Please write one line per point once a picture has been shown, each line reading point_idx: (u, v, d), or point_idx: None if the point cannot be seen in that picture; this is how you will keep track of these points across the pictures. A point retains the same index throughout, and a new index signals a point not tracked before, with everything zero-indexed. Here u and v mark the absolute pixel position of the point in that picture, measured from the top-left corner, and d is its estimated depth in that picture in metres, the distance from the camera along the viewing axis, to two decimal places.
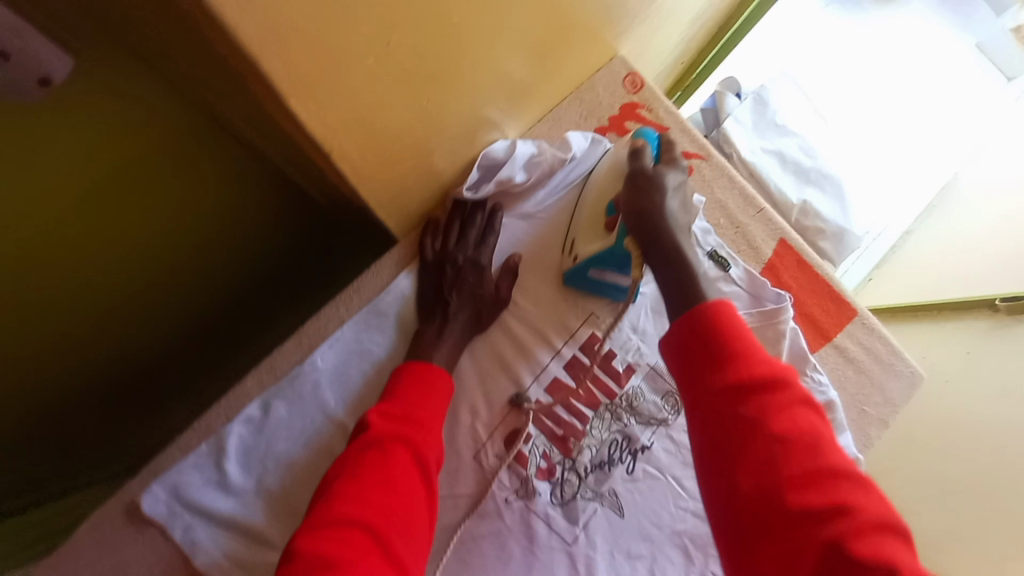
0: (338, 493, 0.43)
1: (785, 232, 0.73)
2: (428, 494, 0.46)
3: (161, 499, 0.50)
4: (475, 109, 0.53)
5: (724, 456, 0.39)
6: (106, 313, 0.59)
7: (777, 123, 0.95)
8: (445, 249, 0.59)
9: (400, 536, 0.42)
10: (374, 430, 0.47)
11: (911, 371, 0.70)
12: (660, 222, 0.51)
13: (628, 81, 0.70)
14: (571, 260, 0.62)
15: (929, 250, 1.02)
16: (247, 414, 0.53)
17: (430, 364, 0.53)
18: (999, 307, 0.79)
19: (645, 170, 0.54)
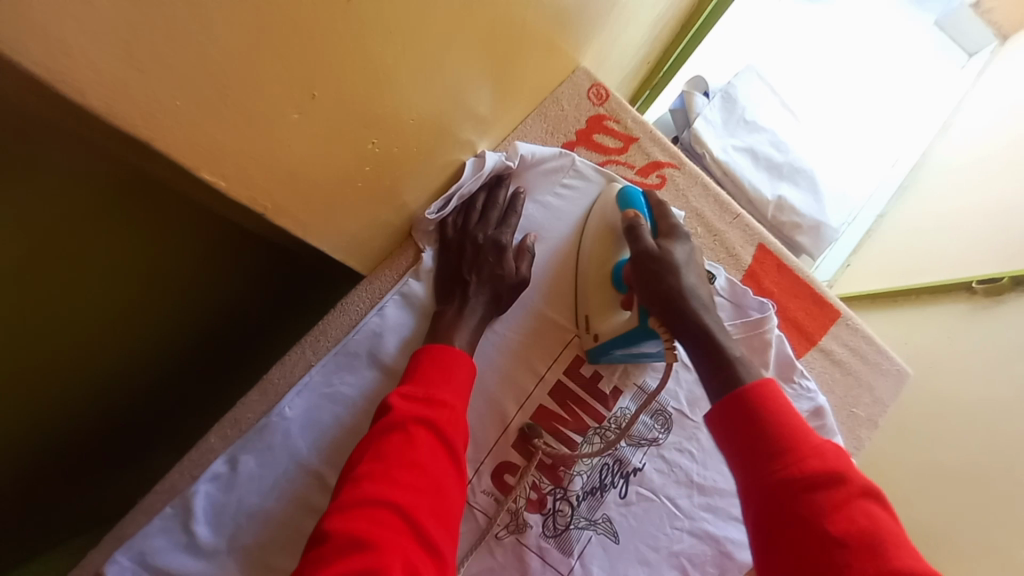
0: (365, 474, 0.44)
1: (764, 237, 0.71)
2: (456, 475, 0.47)
3: (127, 567, 0.53)
4: (426, 143, 0.53)
5: (784, 550, 0.41)
6: (119, 370, 0.62)
7: (745, 120, 1.06)
8: (467, 229, 0.64)
9: (430, 514, 0.44)
10: (396, 412, 0.48)
11: (897, 369, 0.70)
12: (677, 302, 0.53)
13: (592, 94, 0.70)
14: (591, 338, 0.64)
15: (911, 243, 1.20)
16: (215, 471, 0.56)
17: (451, 346, 0.55)
18: (977, 289, 0.97)
19: (651, 252, 0.55)
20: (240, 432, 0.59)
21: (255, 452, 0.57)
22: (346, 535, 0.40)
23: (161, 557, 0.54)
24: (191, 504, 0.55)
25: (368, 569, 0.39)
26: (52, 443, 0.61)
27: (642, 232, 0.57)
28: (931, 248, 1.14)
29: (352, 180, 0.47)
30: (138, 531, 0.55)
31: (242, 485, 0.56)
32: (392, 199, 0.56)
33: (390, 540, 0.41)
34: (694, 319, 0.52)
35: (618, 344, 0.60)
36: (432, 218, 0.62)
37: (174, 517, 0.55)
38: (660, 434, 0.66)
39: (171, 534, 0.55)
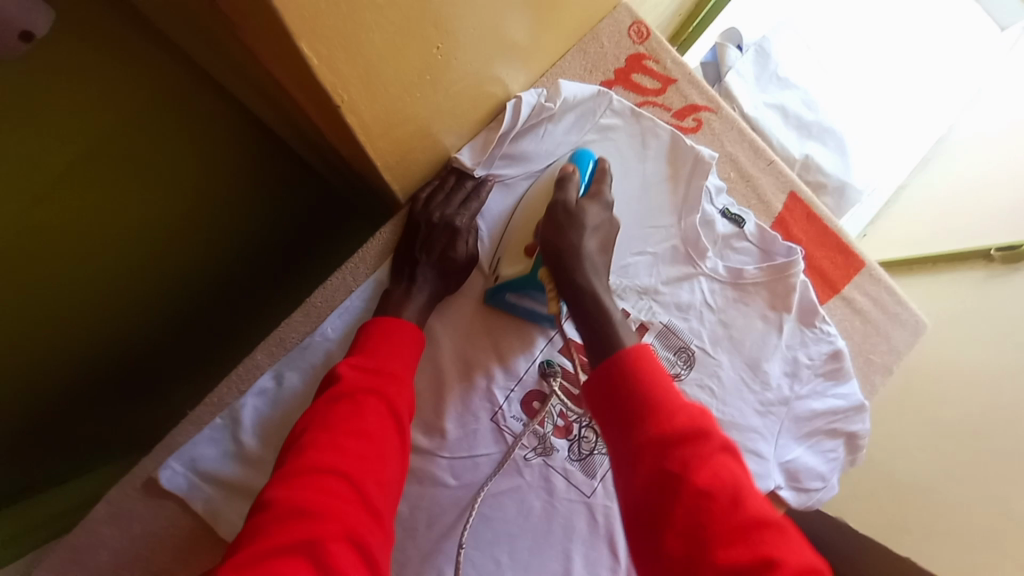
0: (312, 442, 0.47)
1: (796, 184, 0.71)
2: (400, 443, 0.50)
3: (178, 472, 0.57)
4: (468, 64, 0.53)
5: (648, 517, 0.41)
6: (142, 267, 0.69)
7: (778, 76, 1.05)
8: (429, 206, 0.62)
9: (374, 481, 0.46)
10: (345, 383, 0.51)
11: (915, 319, 0.72)
12: (565, 254, 0.55)
13: (633, 32, 0.68)
14: (492, 279, 0.64)
15: (926, 212, 1.22)
16: (261, 386, 0.60)
17: (400, 321, 0.57)
18: (994, 257, 0.98)
19: (566, 204, 0.57)
20: (284, 350, 0.61)
21: (299, 370, 0.60)
22: (288, 502, 0.43)
23: (212, 463, 0.58)
24: (238, 415, 0.59)
25: (309, 536, 0.41)
26: (129, 328, 0.73)
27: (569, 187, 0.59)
28: (953, 217, 1.14)
29: (398, 94, 0.48)
30: (190, 440, 0.58)
31: (287, 400, 0.60)
32: (435, 125, 0.56)
33: (338, 507, 0.44)
34: (579, 275, 0.54)
35: (513, 287, 0.61)
36: (462, 160, 0.62)
37: (223, 427, 0.59)
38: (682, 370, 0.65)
39: (220, 443, 0.59)
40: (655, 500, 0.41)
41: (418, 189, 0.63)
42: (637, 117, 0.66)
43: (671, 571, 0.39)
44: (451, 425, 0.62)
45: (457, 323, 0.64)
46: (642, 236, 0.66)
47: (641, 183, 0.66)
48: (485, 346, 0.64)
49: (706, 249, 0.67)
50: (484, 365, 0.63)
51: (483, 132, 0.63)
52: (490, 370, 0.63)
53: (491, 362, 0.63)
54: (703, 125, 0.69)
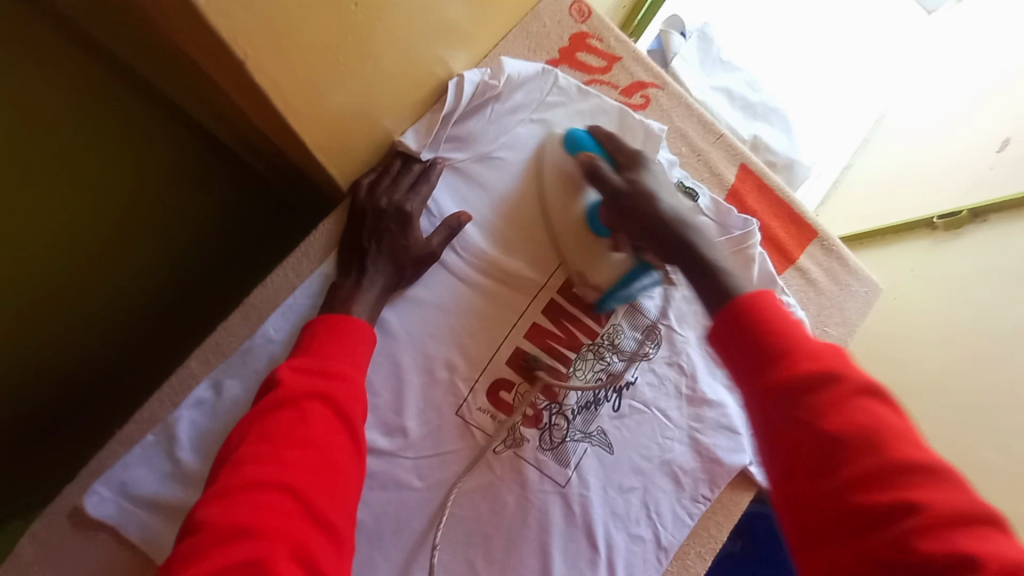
0: (249, 456, 0.42)
1: (745, 157, 0.71)
2: (354, 448, 0.46)
3: (107, 499, 0.52)
4: (407, 43, 0.50)
5: (792, 455, 0.40)
6: (80, 298, 0.60)
7: (722, 60, 1.06)
8: (374, 191, 0.57)
9: (323, 491, 0.42)
10: (285, 387, 0.46)
11: (866, 289, 0.72)
12: (670, 218, 0.55)
13: (575, 11, 0.67)
14: (593, 292, 0.63)
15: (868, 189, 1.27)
16: (198, 397, 0.55)
17: (349, 317, 0.52)
18: (938, 224, 1.04)
19: (616, 186, 0.57)
20: (221, 356, 0.56)
21: (239, 377, 0.56)
22: (223, 522, 0.39)
23: (146, 485, 0.53)
24: (173, 430, 0.54)
25: (248, 558, 0.37)
26: (72, 363, 0.64)
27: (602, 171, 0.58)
28: (897, 190, 1.19)
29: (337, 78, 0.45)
30: (118, 461, 0.53)
31: (227, 410, 0.55)
32: (377, 110, 0.53)
33: (282, 523, 0.40)
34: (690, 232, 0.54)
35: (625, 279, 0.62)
36: (409, 145, 0.58)
37: (156, 445, 0.54)
38: (651, 350, 0.66)
39: (155, 463, 0.54)
40: (794, 439, 0.40)
41: (363, 175, 0.58)
42: (583, 95, 0.65)
43: (808, 512, 0.39)
44: (412, 422, 0.58)
45: (414, 315, 0.59)
46: None
47: None
48: (448, 339, 0.60)
49: None
50: (444, 356, 0.60)
51: (427, 114, 0.59)
52: (451, 362, 0.60)
53: (451, 352, 0.60)
54: (651, 102, 0.69)
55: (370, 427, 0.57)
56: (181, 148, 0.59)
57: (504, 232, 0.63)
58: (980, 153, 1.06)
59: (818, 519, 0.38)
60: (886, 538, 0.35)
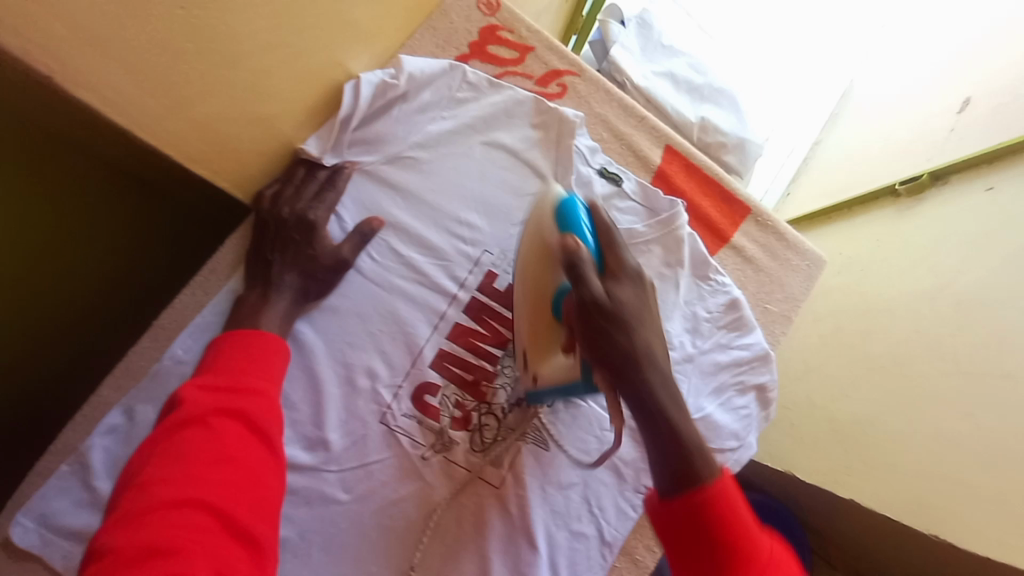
0: (157, 478, 0.41)
1: (670, 137, 0.69)
2: (273, 460, 0.46)
3: (32, 529, 0.52)
4: (278, 43, 0.50)
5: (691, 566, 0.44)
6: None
7: (664, 45, 1.04)
8: (275, 202, 0.56)
9: (243, 505, 0.42)
10: (190, 404, 0.45)
11: (810, 260, 0.71)
12: (635, 361, 0.46)
13: (483, 4, 0.66)
14: (531, 379, 0.57)
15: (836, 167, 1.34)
16: (112, 424, 0.55)
17: (261, 331, 0.52)
18: (901, 191, 1.06)
19: (603, 302, 0.45)
20: (134, 380, 0.56)
21: (152, 401, 0.55)
22: (130, 550, 0.37)
23: (64, 516, 0.52)
24: (87, 459, 0.53)
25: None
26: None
27: (590, 277, 0.45)
28: (870, 166, 1.20)
29: (195, 82, 0.45)
30: (36, 493, 0.53)
31: (142, 435, 0.54)
32: (262, 117, 0.53)
33: (201, 543, 0.39)
34: (648, 389, 0.47)
35: (552, 392, 0.54)
36: (310, 151, 0.58)
37: (72, 475, 0.53)
38: None
39: (72, 493, 0.53)
40: (687, 522, 0.44)
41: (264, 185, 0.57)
42: (495, 88, 0.64)
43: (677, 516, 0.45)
44: (334, 435, 0.57)
45: (328, 324, 0.58)
46: (518, 205, 0.64)
47: (509, 151, 0.64)
48: (368, 345, 0.59)
49: None
50: (364, 363, 0.59)
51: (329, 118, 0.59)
52: (372, 369, 0.59)
53: (372, 359, 0.59)
54: (568, 90, 0.67)
55: (290, 442, 0.56)
56: (56, 172, 0.51)
57: (419, 233, 0.61)
58: (943, 114, 1.07)
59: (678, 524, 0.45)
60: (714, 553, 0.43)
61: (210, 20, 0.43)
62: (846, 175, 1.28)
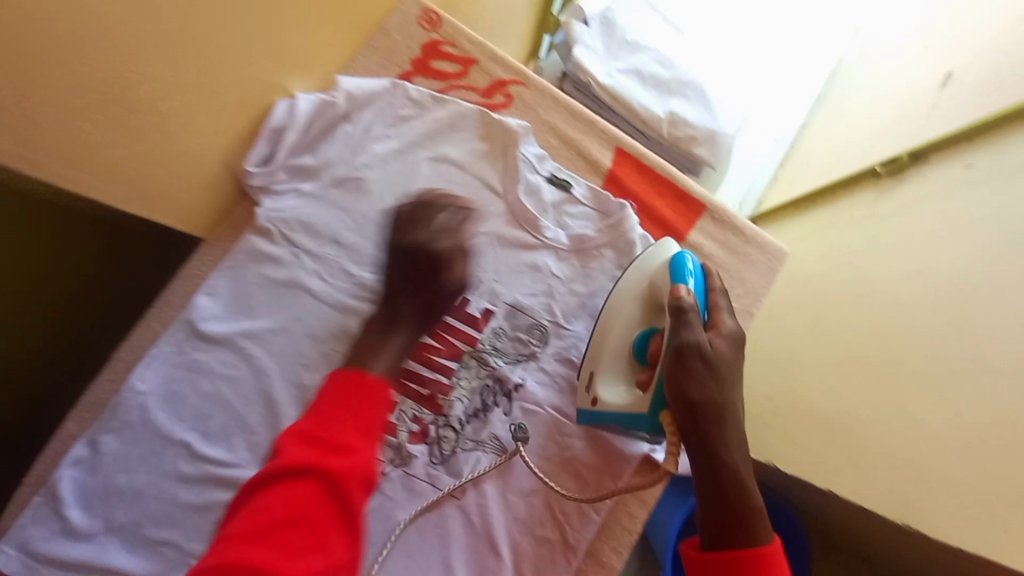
0: (241, 529, 0.47)
1: (620, 139, 0.70)
2: (337, 518, 0.49)
3: (14, 557, 0.55)
4: (190, 79, 0.51)
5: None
6: None
7: (628, 41, 1.04)
8: (422, 241, 0.61)
9: (303, 573, 0.45)
10: (284, 454, 0.50)
11: (773, 254, 0.71)
12: (716, 411, 0.55)
13: (424, 20, 0.67)
14: (588, 399, 0.62)
15: (821, 153, 1.31)
16: (76, 456, 0.57)
17: (356, 373, 0.54)
18: (881, 173, 1.03)
19: (701, 348, 0.55)
20: (95, 414, 0.60)
21: (114, 432, 0.58)
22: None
23: (41, 544, 0.55)
24: (57, 491, 0.56)
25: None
26: None
27: (693, 322, 0.56)
28: (856, 147, 1.17)
29: (89, 117, 0.45)
30: (17, 522, 0.55)
31: (106, 465, 0.57)
32: (187, 152, 0.54)
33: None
34: (721, 443, 0.54)
35: (617, 418, 0.60)
36: (250, 174, 0.59)
37: (44, 506, 0.56)
38: (538, 348, 0.65)
39: (47, 522, 0.56)
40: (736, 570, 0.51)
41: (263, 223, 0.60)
42: (438, 103, 0.65)
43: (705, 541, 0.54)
44: None
45: (280, 346, 0.61)
46: (468, 218, 0.65)
47: (457, 165, 0.65)
48: (323, 364, 0.61)
49: (535, 218, 0.65)
50: (318, 384, 0.61)
51: (263, 129, 0.59)
52: None
53: (327, 379, 0.60)
54: (514, 99, 0.68)
55: (245, 463, 0.60)
56: None
57: (373, 252, 0.63)
58: (924, 90, 1.05)
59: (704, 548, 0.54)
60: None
61: (117, 63, 0.45)
62: (830, 158, 1.26)
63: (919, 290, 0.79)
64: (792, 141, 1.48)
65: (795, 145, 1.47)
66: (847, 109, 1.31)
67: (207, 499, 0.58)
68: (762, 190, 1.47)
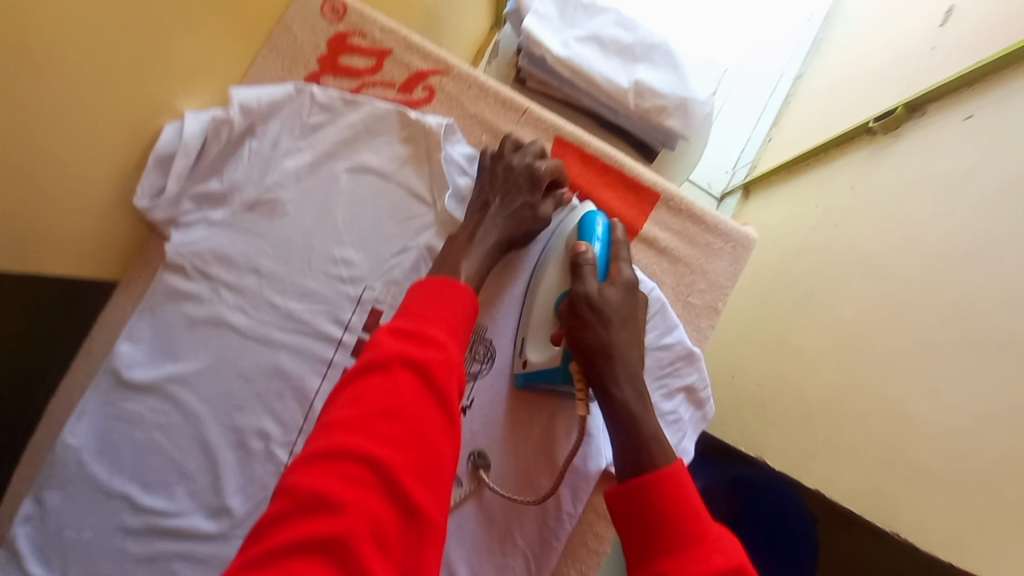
0: (337, 419, 0.38)
1: (558, 127, 0.65)
2: (451, 427, 0.40)
3: None
4: (91, 125, 0.46)
5: (637, 559, 0.41)
6: None
7: (583, 5, 0.94)
8: (501, 157, 0.60)
9: (414, 471, 0.37)
10: (380, 348, 0.41)
11: (739, 241, 0.65)
12: (604, 352, 0.51)
13: (327, 11, 0.63)
14: (520, 363, 0.60)
15: (814, 107, 1.20)
16: (25, 513, 0.53)
17: (431, 279, 0.47)
18: (876, 129, 0.93)
19: (589, 296, 0.53)
20: (38, 468, 0.55)
21: (58, 487, 0.54)
22: (304, 491, 0.35)
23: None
24: (15, 549, 0.52)
25: (331, 532, 0.34)
26: None
27: (586, 273, 0.54)
28: (851, 99, 1.06)
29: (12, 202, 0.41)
30: None
31: (55, 522, 0.53)
32: (90, 197, 0.49)
33: (369, 500, 0.35)
34: (615, 385, 0.50)
35: (544, 378, 0.58)
36: (147, 209, 0.53)
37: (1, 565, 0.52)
38: (483, 366, 0.61)
39: None
40: (642, 513, 0.42)
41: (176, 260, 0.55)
42: (351, 105, 0.60)
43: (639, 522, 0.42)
44: (236, 499, 0.55)
45: (209, 386, 0.56)
46: (399, 232, 0.59)
47: (379, 174, 0.60)
48: (254, 403, 0.57)
49: None
50: (255, 425, 0.56)
51: (151, 159, 0.53)
52: (263, 429, 0.56)
53: (262, 419, 0.56)
54: (436, 92, 0.64)
55: (192, 512, 0.55)
56: None
57: (295, 279, 0.58)
58: (923, 31, 0.94)
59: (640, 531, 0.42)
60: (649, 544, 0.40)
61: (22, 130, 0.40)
62: (823, 113, 1.15)
63: (918, 262, 0.71)
64: (784, 96, 1.37)
65: (788, 99, 1.35)
66: (842, 56, 1.19)
67: (157, 550, 0.53)
68: (754, 151, 1.36)
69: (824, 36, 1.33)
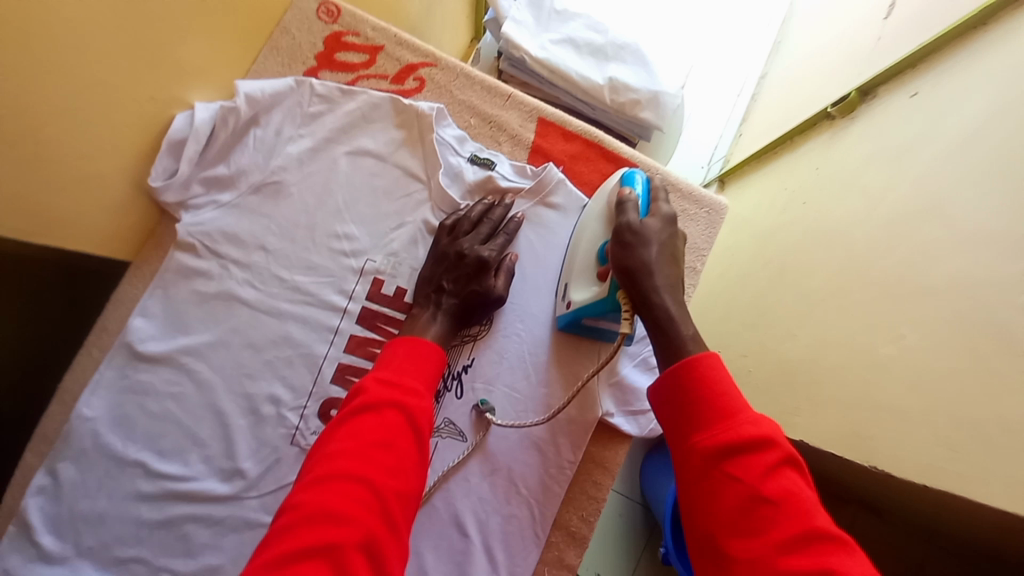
0: (337, 450, 0.44)
1: (539, 109, 0.72)
2: (420, 464, 0.47)
3: None
4: (117, 111, 0.52)
5: (675, 438, 0.45)
6: None
7: (557, 11, 1.02)
8: (456, 237, 0.62)
9: (397, 495, 0.44)
10: (370, 394, 0.48)
11: (711, 208, 0.71)
12: (646, 276, 0.52)
13: (323, 12, 0.69)
14: (564, 305, 0.63)
15: (778, 101, 1.29)
16: (38, 486, 0.55)
17: (409, 338, 0.54)
18: (834, 113, 1.01)
19: (630, 225, 0.54)
20: (52, 443, 0.57)
21: (72, 460, 0.55)
22: (312, 507, 0.41)
23: (19, 574, 0.53)
24: (25, 521, 0.54)
25: (334, 541, 0.40)
26: None
27: (627, 207, 0.56)
28: (811, 90, 1.14)
29: (50, 176, 0.47)
30: None
31: (69, 492, 0.55)
32: (112, 179, 0.54)
33: (363, 520, 0.41)
34: (658, 299, 0.51)
35: (588, 311, 0.60)
36: (160, 191, 0.57)
37: (17, 535, 0.54)
38: (480, 329, 0.65)
39: (20, 549, 0.54)
40: (682, 401, 0.46)
41: (188, 240, 0.60)
42: (348, 95, 0.65)
43: (697, 475, 0.42)
44: (248, 463, 0.58)
45: (221, 357, 0.59)
46: (396, 207, 0.65)
47: (376, 156, 0.65)
48: (264, 370, 0.60)
49: (456, 202, 0.65)
50: (265, 392, 0.60)
51: (166, 147, 0.57)
52: (275, 396, 0.60)
53: (272, 386, 0.60)
54: (426, 82, 0.71)
55: (205, 477, 0.57)
56: None
57: (301, 253, 0.62)
58: (870, 24, 1.02)
59: (699, 479, 0.41)
60: (712, 484, 0.41)
61: (62, 112, 0.46)
62: (787, 104, 1.23)
63: (875, 225, 0.76)
64: (752, 95, 1.46)
65: (755, 99, 1.44)
66: (801, 53, 1.28)
67: (171, 515, 0.56)
68: (727, 147, 1.44)
69: (785, 38, 1.42)
